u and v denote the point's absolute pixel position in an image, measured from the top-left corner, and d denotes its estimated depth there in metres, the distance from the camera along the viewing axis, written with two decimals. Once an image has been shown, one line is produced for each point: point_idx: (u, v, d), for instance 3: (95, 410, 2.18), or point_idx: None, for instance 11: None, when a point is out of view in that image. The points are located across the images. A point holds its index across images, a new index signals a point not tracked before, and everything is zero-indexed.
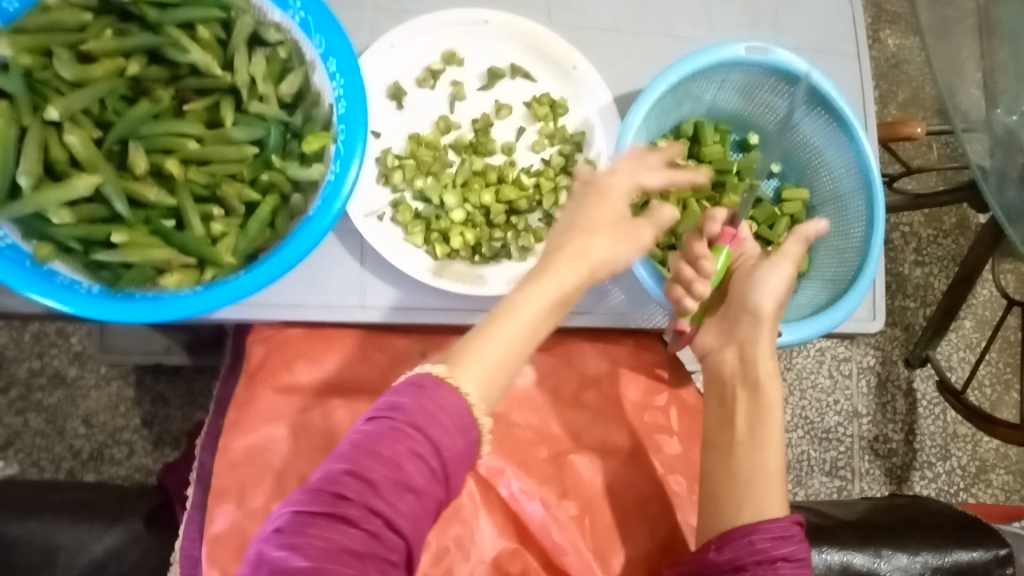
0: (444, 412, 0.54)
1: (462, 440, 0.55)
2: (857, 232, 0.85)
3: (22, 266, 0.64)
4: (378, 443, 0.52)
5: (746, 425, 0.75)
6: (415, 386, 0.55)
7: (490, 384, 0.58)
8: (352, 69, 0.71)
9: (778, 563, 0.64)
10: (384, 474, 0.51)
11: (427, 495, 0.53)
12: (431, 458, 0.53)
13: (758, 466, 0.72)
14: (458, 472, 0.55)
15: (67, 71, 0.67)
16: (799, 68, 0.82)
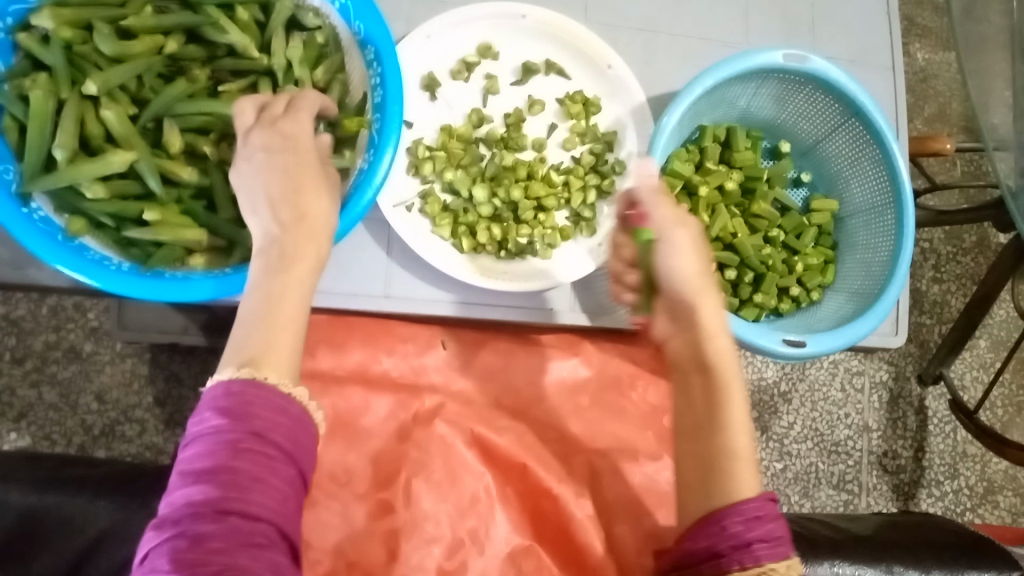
0: (264, 398, 0.46)
1: (290, 417, 0.47)
2: (884, 247, 0.85)
3: (54, 239, 0.63)
4: (201, 459, 0.44)
5: (698, 407, 0.59)
6: (218, 390, 0.46)
7: (284, 359, 0.49)
8: (391, 56, 0.69)
9: (755, 546, 0.52)
10: (218, 482, 0.43)
11: (283, 486, 0.45)
12: (267, 446, 0.45)
13: (724, 452, 0.56)
14: (304, 450, 0.48)
15: (107, 46, 0.68)
16: (837, 78, 0.80)
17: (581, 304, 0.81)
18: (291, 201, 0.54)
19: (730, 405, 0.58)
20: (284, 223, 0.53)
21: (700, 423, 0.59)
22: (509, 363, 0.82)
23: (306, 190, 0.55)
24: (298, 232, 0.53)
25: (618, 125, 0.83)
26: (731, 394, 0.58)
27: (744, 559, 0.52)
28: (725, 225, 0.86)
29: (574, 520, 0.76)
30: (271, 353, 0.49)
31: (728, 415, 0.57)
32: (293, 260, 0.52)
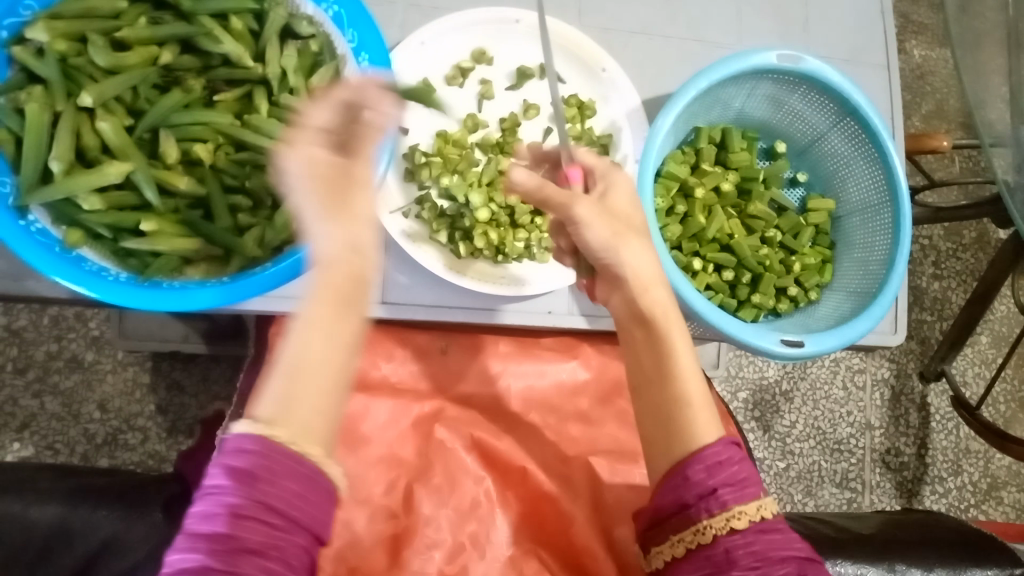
0: (275, 462, 0.46)
1: (304, 483, 0.47)
2: (882, 245, 0.84)
3: (51, 251, 0.63)
4: (204, 522, 0.45)
5: (644, 363, 0.62)
6: (231, 446, 0.47)
7: (303, 417, 0.48)
8: (385, 65, 0.70)
9: (720, 492, 0.55)
10: (215, 550, 0.44)
11: (285, 556, 0.46)
12: (270, 516, 0.45)
13: (676, 400, 0.59)
14: (319, 515, 0.48)
15: (102, 59, 0.68)
16: (831, 78, 0.80)
17: (579, 307, 0.81)
18: (334, 233, 0.50)
19: (675, 354, 0.60)
20: (326, 263, 0.50)
21: (650, 377, 0.61)
22: (509, 367, 0.82)
23: (350, 217, 0.50)
24: (329, 271, 0.50)
25: (613, 128, 0.83)
26: (672, 339, 0.61)
27: (710, 506, 0.55)
28: (721, 226, 0.87)
29: (573, 523, 0.76)
30: (288, 411, 0.48)
31: (675, 365, 0.60)
32: (324, 304, 0.49)
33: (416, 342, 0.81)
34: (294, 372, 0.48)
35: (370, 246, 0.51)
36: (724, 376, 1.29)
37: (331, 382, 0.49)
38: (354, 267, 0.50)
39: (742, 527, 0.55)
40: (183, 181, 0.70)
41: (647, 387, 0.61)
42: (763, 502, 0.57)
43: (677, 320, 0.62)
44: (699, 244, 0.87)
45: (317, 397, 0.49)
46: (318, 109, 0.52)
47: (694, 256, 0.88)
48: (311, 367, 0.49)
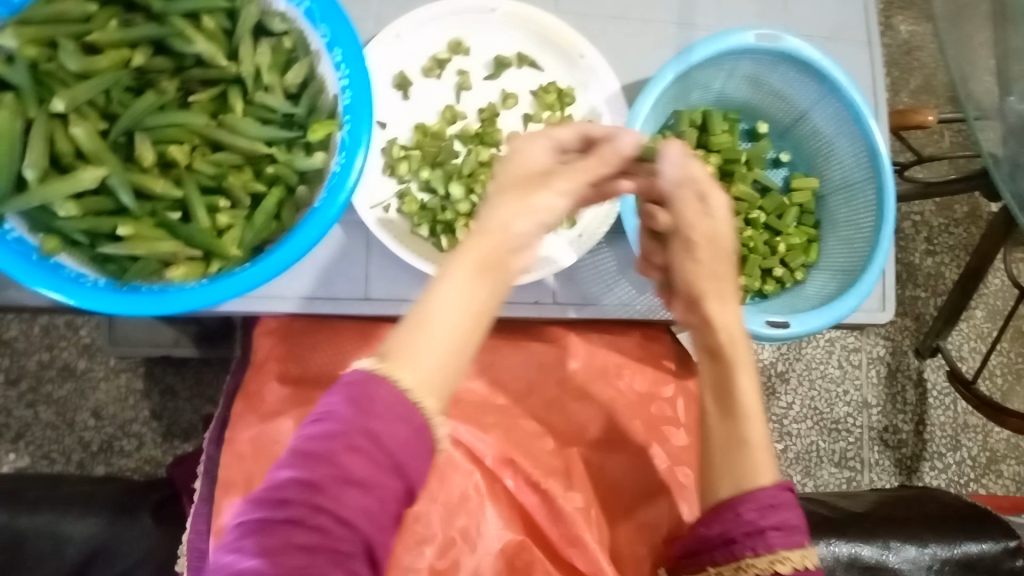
0: (394, 401, 0.48)
1: (414, 426, 0.48)
2: (867, 223, 0.84)
3: (29, 260, 0.63)
4: (313, 444, 0.46)
5: (713, 394, 0.66)
6: (363, 376, 0.49)
7: (435, 385, 0.49)
8: (358, 59, 0.70)
9: (768, 533, 0.58)
10: (321, 471, 0.45)
11: (380, 495, 0.47)
12: (380, 452, 0.47)
13: (739, 440, 0.63)
14: (420, 462, 0.49)
15: (72, 63, 0.67)
16: (809, 56, 0.80)
17: (563, 296, 0.80)
18: (500, 212, 0.55)
19: (741, 393, 0.64)
20: (481, 230, 0.54)
21: (716, 407, 0.65)
22: (496, 360, 0.82)
23: (518, 199, 0.56)
24: (483, 235, 0.54)
25: (593, 115, 0.82)
26: (738, 377, 0.65)
27: (756, 546, 0.58)
28: None
29: (560, 516, 0.76)
30: (405, 356, 0.49)
31: (741, 404, 0.63)
32: (485, 275, 0.53)
33: None
34: (421, 324, 0.50)
35: (520, 232, 0.55)
36: None
37: (452, 331, 0.51)
38: (500, 240, 0.54)
39: (786, 571, 0.57)
40: (161, 184, 0.70)
41: (714, 415, 0.65)
42: (808, 551, 0.59)
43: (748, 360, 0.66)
44: None
45: (438, 365, 0.50)
46: (568, 129, 0.61)
47: None
48: (438, 323, 0.51)
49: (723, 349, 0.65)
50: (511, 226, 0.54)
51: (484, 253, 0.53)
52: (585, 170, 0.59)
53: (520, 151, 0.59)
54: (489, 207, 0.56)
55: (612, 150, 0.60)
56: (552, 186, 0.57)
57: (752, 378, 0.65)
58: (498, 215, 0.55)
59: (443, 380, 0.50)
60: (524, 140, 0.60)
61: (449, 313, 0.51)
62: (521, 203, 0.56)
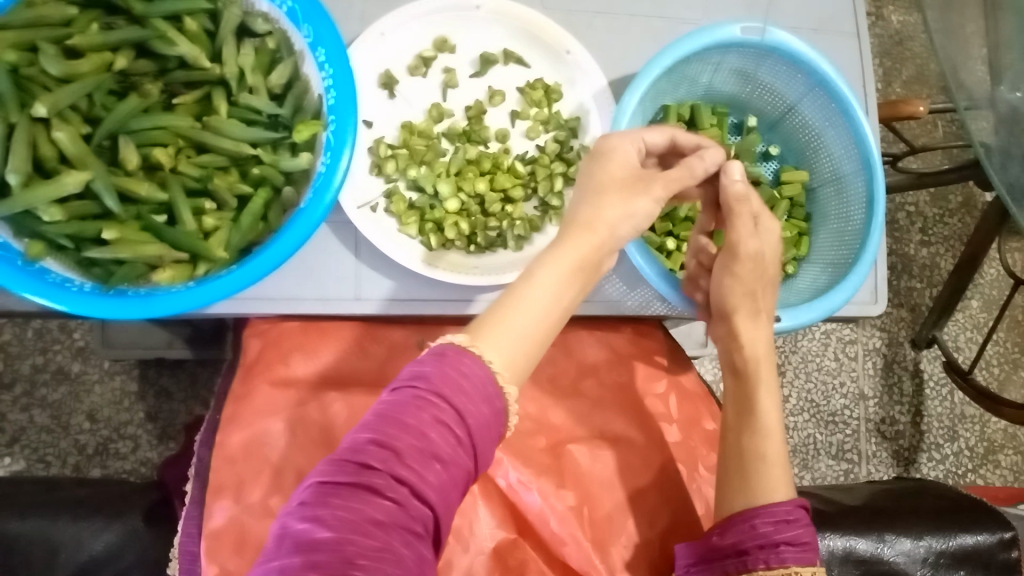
0: (471, 382, 0.53)
1: (491, 411, 0.54)
2: (858, 215, 0.83)
3: (13, 265, 0.63)
4: (402, 411, 0.50)
5: (737, 410, 0.75)
6: (450, 356, 0.54)
7: (522, 365, 0.57)
8: (341, 59, 0.69)
9: (782, 548, 0.65)
10: (405, 439, 0.49)
11: (452, 468, 0.51)
12: (458, 426, 0.51)
13: (757, 454, 0.71)
14: (487, 446, 0.54)
15: (54, 67, 0.67)
16: (797, 49, 0.79)
17: None
18: (601, 211, 0.63)
19: (763, 412, 0.73)
20: (584, 227, 0.62)
21: (740, 426, 0.73)
22: None
23: (616, 202, 0.64)
24: (580, 232, 0.62)
25: (581, 111, 0.82)
26: (760, 395, 0.73)
27: (769, 559, 0.65)
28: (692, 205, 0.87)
29: (546, 519, 0.74)
30: (495, 340, 0.56)
31: (762, 422, 0.72)
32: (572, 274, 0.61)
33: (391, 338, 0.80)
34: (521, 304, 0.59)
35: (617, 234, 0.64)
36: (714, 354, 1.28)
37: (536, 320, 0.59)
38: (599, 239, 0.63)
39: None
40: (146, 187, 0.69)
41: (735, 433, 0.74)
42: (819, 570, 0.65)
43: (773, 384, 0.74)
44: (673, 223, 0.86)
45: (530, 346, 0.58)
46: (660, 134, 0.70)
47: (668, 236, 0.87)
48: (536, 305, 0.59)
49: (755, 369, 0.74)
50: (611, 227, 0.63)
51: (594, 250, 0.62)
52: (675, 177, 0.67)
53: (613, 155, 0.66)
54: (586, 207, 0.64)
55: (698, 163, 0.68)
56: (650, 194, 0.65)
57: (773, 396, 0.74)
58: (615, 216, 0.63)
59: (526, 362, 0.57)
60: (622, 136, 0.68)
61: (546, 298, 0.60)
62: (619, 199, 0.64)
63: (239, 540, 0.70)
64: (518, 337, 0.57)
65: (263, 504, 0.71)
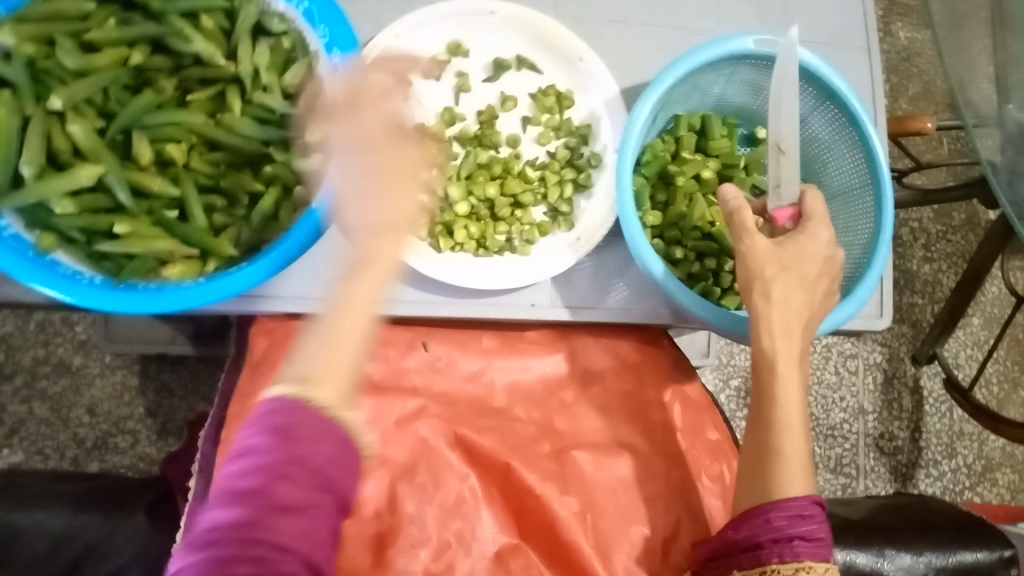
0: (315, 423, 0.54)
1: (336, 447, 0.55)
2: (865, 230, 0.83)
3: (24, 256, 0.63)
4: (257, 477, 0.52)
5: (755, 405, 0.69)
6: (269, 409, 0.54)
7: (336, 380, 0.56)
8: (357, 60, 0.70)
9: (796, 542, 0.62)
10: (261, 498, 0.51)
11: (317, 510, 0.53)
12: (309, 472, 0.53)
13: (771, 450, 0.66)
14: (347, 478, 0.56)
15: (70, 60, 0.67)
16: (809, 62, 0.80)
17: (562, 298, 0.81)
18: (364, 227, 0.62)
19: (782, 407, 0.67)
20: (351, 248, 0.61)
21: (754, 420, 0.69)
22: (490, 363, 0.82)
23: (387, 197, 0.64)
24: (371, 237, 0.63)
25: (593, 118, 0.82)
26: (778, 389, 0.67)
27: (783, 553, 0.62)
28: (703, 213, 0.85)
29: (557, 518, 0.74)
30: (301, 355, 0.57)
31: (777, 417, 0.67)
32: (350, 279, 0.60)
33: (399, 339, 0.80)
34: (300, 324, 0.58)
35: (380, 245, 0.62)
36: (715, 364, 1.28)
37: (336, 328, 0.58)
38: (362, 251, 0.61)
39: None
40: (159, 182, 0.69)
41: (751, 427, 0.69)
42: (832, 564, 0.62)
43: (796, 377, 0.68)
44: (682, 233, 0.85)
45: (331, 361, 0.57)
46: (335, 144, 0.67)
47: (675, 245, 0.85)
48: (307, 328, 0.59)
49: (772, 363, 0.67)
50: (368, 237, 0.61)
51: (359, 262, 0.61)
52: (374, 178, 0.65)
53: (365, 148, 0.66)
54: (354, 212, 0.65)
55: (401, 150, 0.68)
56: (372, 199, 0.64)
57: (794, 389, 0.67)
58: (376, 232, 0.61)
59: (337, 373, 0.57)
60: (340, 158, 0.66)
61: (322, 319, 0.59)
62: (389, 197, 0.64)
63: None
64: (323, 351, 0.57)
65: None
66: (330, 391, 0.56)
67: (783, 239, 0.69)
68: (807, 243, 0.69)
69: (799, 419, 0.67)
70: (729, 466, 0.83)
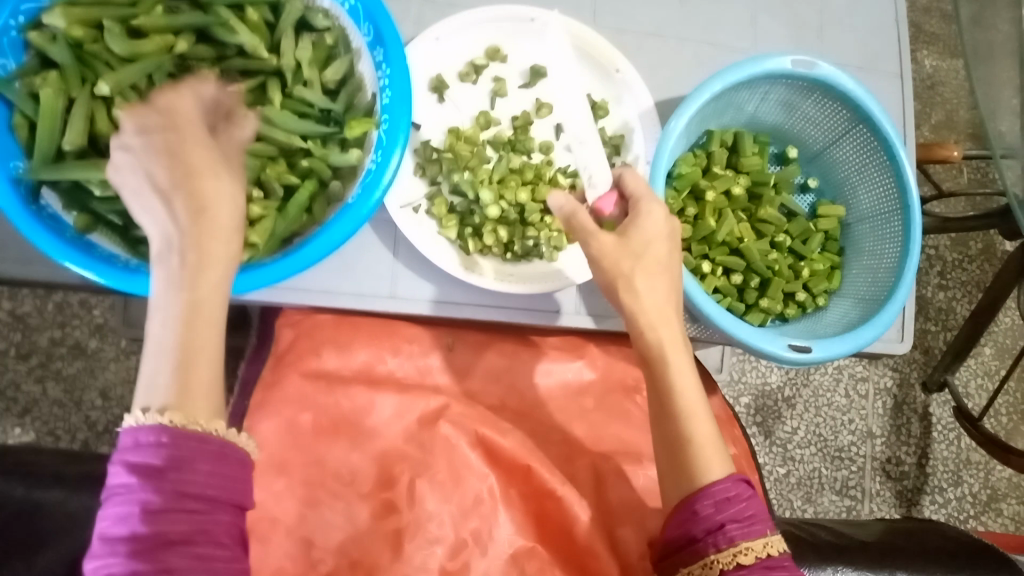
0: (182, 448, 0.47)
1: (213, 461, 0.48)
2: (891, 254, 0.84)
3: (62, 236, 0.63)
4: (121, 522, 0.45)
5: (653, 398, 0.63)
6: (127, 444, 0.47)
7: (207, 397, 0.49)
8: (399, 59, 0.69)
9: (728, 527, 0.57)
10: (139, 547, 0.44)
11: (212, 536, 0.46)
12: (186, 500, 0.46)
13: (683, 439, 0.60)
14: (234, 486, 0.49)
15: (118, 46, 0.68)
16: (844, 85, 0.80)
17: (586, 307, 0.81)
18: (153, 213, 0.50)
19: (678, 390, 0.61)
20: (167, 246, 0.50)
21: (657, 410, 0.62)
22: (515, 365, 0.83)
23: (206, 189, 0.50)
24: (201, 244, 0.49)
25: (626, 129, 0.82)
26: (675, 378, 0.61)
27: (718, 541, 0.57)
28: (731, 230, 0.87)
29: (576, 521, 0.75)
30: (144, 376, 0.49)
31: (679, 405, 0.60)
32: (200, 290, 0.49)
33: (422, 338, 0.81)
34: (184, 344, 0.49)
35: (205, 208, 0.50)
36: (728, 380, 1.28)
37: (155, 342, 0.48)
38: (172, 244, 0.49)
39: (749, 563, 0.56)
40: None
41: (656, 419, 0.62)
42: (772, 538, 0.57)
43: (683, 357, 0.62)
44: (710, 247, 0.87)
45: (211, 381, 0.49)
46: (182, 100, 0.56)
47: (704, 259, 0.88)
48: (197, 333, 0.49)
49: (662, 355, 0.61)
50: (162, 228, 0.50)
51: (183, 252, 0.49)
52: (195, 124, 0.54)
53: (185, 138, 0.52)
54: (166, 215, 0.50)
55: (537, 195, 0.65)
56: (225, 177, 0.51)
57: (688, 373, 0.61)
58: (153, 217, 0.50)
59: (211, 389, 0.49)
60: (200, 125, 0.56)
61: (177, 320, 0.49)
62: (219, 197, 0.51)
63: (263, 526, 0.71)
64: (163, 364, 0.48)
65: (288, 492, 0.72)
66: (201, 415, 0.48)
67: (626, 231, 0.63)
68: (648, 229, 0.63)
69: (699, 399, 0.61)
70: None
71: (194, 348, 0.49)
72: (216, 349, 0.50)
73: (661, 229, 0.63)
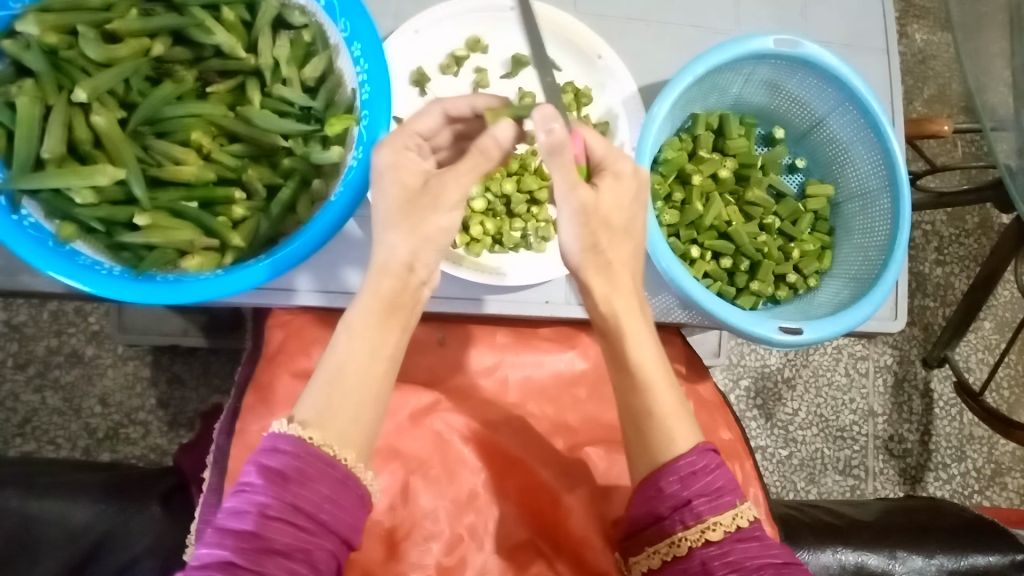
0: (309, 466, 0.51)
1: (333, 486, 0.51)
2: (882, 231, 0.84)
3: (45, 245, 0.63)
4: (235, 518, 0.49)
5: (614, 368, 0.62)
6: (268, 446, 0.52)
7: (337, 425, 0.53)
8: (377, 53, 0.68)
9: (694, 502, 0.56)
10: (244, 547, 0.48)
11: (311, 558, 0.49)
12: (301, 518, 0.50)
13: (645, 412, 0.60)
14: (345, 516, 0.52)
15: (93, 51, 0.67)
16: (829, 63, 0.80)
17: (576, 296, 0.81)
18: (392, 243, 0.56)
19: (638, 365, 0.60)
20: (384, 269, 0.56)
21: (620, 381, 0.61)
22: (506, 358, 0.82)
23: (419, 229, 0.55)
24: (380, 278, 0.56)
25: (610, 115, 0.82)
26: (632, 349, 0.60)
27: (685, 518, 0.56)
28: (719, 213, 0.86)
29: (569, 512, 0.75)
30: (304, 394, 0.55)
31: (642, 377, 0.60)
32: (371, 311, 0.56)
33: (412, 333, 0.81)
34: (334, 380, 0.55)
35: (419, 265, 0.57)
36: (726, 363, 1.28)
37: (328, 375, 0.55)
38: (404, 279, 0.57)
39: (717, 538, 0.56)
40: (192, 170, 0.71)
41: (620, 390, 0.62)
42: (739, 509, 0.57)
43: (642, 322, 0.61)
44: (699, 232, 0.87)
45: (360, 414, 0.55)
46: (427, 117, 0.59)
47: (692, 244, 0.87)
48: (350, 375, 0.55)
49: (616, 324, 0.60)
50: (413, 264, 0.56)
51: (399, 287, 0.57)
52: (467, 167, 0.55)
53: (403, 163, 0.56)
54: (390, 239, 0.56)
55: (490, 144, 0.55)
56: (443, 205, 0.55)
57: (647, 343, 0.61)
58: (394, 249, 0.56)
59: (351, 424, 0.54)
60: (394, 144, 0.57)
61: (358, 364, 0.55)
62: (415, 235, 0.55)
63: None
64: (319, 395, 0.54)
65: None
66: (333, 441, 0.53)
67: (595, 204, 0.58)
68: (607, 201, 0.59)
69: (661, 373, 0.61)
70: (740, 466, 0.84)
71: (345, 380, 0.55)
72: (371, 385, 0.56)
73: (628, 191, 0.60)
